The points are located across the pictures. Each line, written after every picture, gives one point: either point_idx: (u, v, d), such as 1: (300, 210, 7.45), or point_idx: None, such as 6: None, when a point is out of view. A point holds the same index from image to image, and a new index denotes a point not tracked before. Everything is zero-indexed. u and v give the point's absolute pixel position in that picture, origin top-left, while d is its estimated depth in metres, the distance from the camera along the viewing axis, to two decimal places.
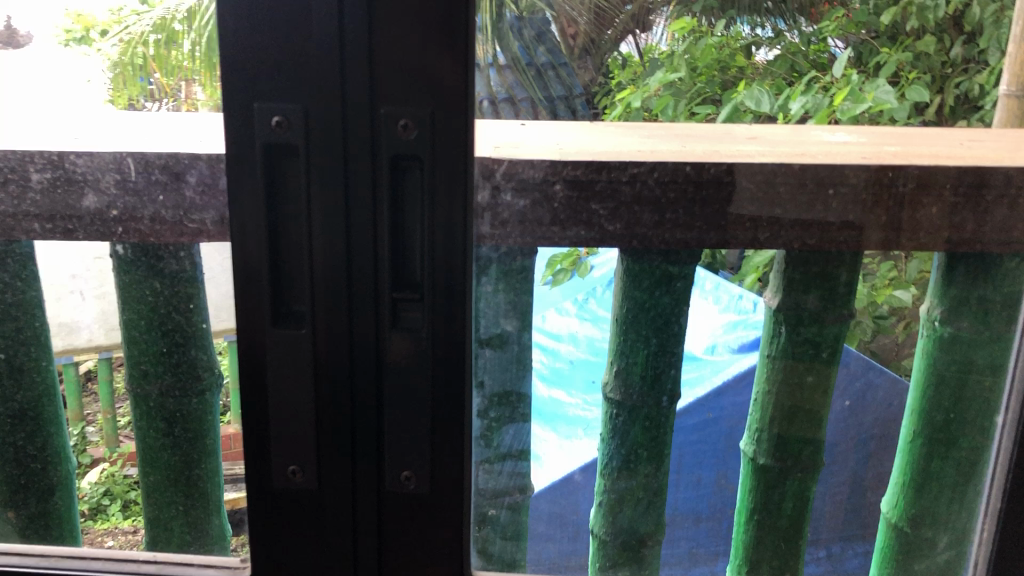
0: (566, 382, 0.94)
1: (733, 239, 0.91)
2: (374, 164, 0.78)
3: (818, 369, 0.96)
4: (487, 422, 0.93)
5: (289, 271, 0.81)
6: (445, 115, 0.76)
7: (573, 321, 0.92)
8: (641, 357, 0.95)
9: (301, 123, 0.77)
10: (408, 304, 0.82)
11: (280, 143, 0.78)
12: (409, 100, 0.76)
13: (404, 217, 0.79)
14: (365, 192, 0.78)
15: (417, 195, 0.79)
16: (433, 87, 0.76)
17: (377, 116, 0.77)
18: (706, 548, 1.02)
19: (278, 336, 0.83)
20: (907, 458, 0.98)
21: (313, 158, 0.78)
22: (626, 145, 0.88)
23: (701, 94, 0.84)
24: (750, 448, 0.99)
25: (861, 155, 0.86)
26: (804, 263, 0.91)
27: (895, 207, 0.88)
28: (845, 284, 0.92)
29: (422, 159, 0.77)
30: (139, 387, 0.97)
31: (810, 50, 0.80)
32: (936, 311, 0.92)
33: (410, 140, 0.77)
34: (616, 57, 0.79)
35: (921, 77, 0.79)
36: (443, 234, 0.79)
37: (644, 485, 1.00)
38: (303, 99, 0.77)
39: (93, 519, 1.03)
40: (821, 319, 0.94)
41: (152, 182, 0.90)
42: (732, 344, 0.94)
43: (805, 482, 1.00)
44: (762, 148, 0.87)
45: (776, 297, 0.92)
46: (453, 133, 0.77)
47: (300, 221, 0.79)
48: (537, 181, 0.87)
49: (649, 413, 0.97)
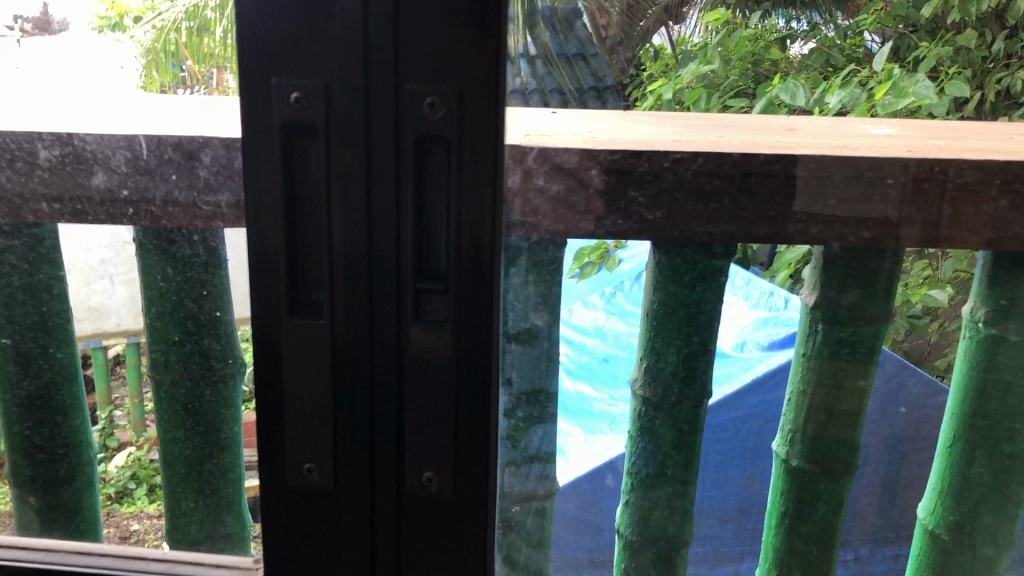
0: (591, 376, 0.95)
1: (776, 231, 0.85)
2: (398, 149, 0.76)
3: (858, 371, 0.91)
4: (514, 422, 0.94)
5: (308, 258, 0.80)
6: (473, 97, 0.74)
7: (599, 315, 0.94)
8: (671, 357, 0.91)
9: (321, 99, 0.75)
10: (433, 296, 0.80)
11: (299, 121, 0.76)
12: (434, 78, 0.74)
13: (428, 205, 0.77)
14: (388, 177, 0.76)
15: (443, 182, 0.76)
16: (460, 66, 0.73)
17: (402, 97, 0.75)
18: (731, 548, 1.01)
19: (297, 326, 0.82)
20: (945, 465, 0.95)
21: (333, 142, 0.76)
22: (660, 135, 0.87)
23: (735, 86, 0.87)
24: (783, 448, 0.96)
25: (906, 147, 0.84)
26: (845, 259, 0.87)
27: (945, 201, 0.83)
28: (886, 279, 0.87)
29: (449, 142, 0.75)
30: (157, 376, 0.95)
31: (846, 44, 0.79)
32: (978, 312, 0.89)
33: (435, 123, 0.75)
34: (649, 49, 0.79)
35: (962, 72, 0.79)
36: (470, 221, 0.77)
37: (673, 487, 0.97)
38: (323, 76, 0.75)
39: (118, 502, 1.07)
40: (861, 317, 0.89)
41: (165, 161, 0.88)
42: (761, 341, 0.96)
43: (841, 487, 0.97)
44: (799, 139, 0.87)
45: (812, 296, 0.90)
46: (482, 115, 0.74)
47: (319, 207, 0.78)
48: (572, 166, 0.84)
49: (682, 414, 0.93)
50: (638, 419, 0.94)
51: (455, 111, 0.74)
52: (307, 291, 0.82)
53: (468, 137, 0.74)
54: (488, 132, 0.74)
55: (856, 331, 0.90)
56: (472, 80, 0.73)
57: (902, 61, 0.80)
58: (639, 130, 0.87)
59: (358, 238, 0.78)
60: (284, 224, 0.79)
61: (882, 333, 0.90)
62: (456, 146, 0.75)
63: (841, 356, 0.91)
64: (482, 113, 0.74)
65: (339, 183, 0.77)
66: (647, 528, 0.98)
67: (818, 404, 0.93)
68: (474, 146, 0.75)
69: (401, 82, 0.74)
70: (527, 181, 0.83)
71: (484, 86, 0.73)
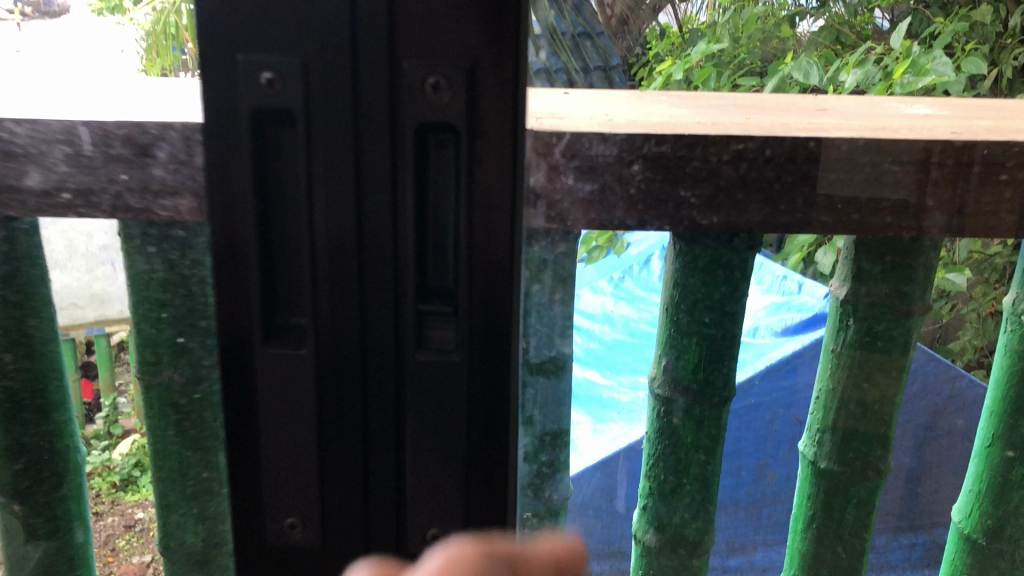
0: (601, 363, 0.89)
1: (811, 220, 0.81)
2: (393, 143, 0.64)
3: (893, 361, 0.89)
4: (538, 467, 0.85)
5: (286, 274, 0.68)
6: (482, 82, 0.63)
7: (606, 300, 0.87)
8: (695, 356, 0.86)
9: (299, 81, 0.63)
10: (439, 318, 0.70)
11: (270, 108, 0.63)
12: (433, 54, 0.62)
13: (433, 208, 0.67)
14: (382, 179, 0.65)
15: (449, 181, 0.66)
16: (465, 44, 0.62)
17: (398, 81, 0.63)
18: (744, 538, 0.97)
19: (277, 353, 0.70)
20: (982, 466, 0.94)
21: (315, 133, 0.64)
22: (683, 120, 0.80)
23: (742, 65, 0.83)
24: (810, 449, 0.94)
25: (950, 130, 0.80)
26: (876, 250, 0.83)
27: (987, 188, 0.81)
28: (921, 274, 0.84)
29: (457, 135, 0.64)
30: (151, 373, 0.82)
31: (856, 20, 0.78)
32: (993, 285, 0.87)
33: (439, 111, 0.63)
34: (655, 27, 0.75)
35: (979, 48, 0.82)
36: (483, 230, 0.67)
37: (698, 489, 0.92)
38: (299, 50, 0.62)
39: (123, 490, 0.89)
40: (893, 311, 0.86)
41: (112, 157, 0.76)
42: (774, 327, 0.90)
43: (870, 484, 0.95)
44: (836, 122, 0.81)
45: (843, 287, 0.86)
46: (495, 102, 0.63)
47: (297, 215, 0.66)
48: (610, 161, 0.77)
49: (705, 414, 0.89)
50: (658, 420, 0.89)
51: (459, 97, 0.63)
52: (287, 312, 0.70)
53: (477, 129, 0.64)
54: (502, 119, 0.64)
55: (891, 326, 0.87)
56: (480, 61, 0.62)
57: (917, 37, 0.81)
58: (657, 114, 0.82)
59: (346, 252, 0.67)
60: (258, 230, 0.67)
61: (914, 325, 0.87)
62: (465, 142, 0.64)
63: (873, 349, 0.88)
64: (495, 100, 0.63)
65: (321, 188, 0.65)
66: (668, 530, 0.93)
67: (848, 404, 0.91)
68: (486, 139, 0.64)
69: (396, 65, 0.63)
70: (553, 178, 0.77)
71: (497, 70, 0.63)
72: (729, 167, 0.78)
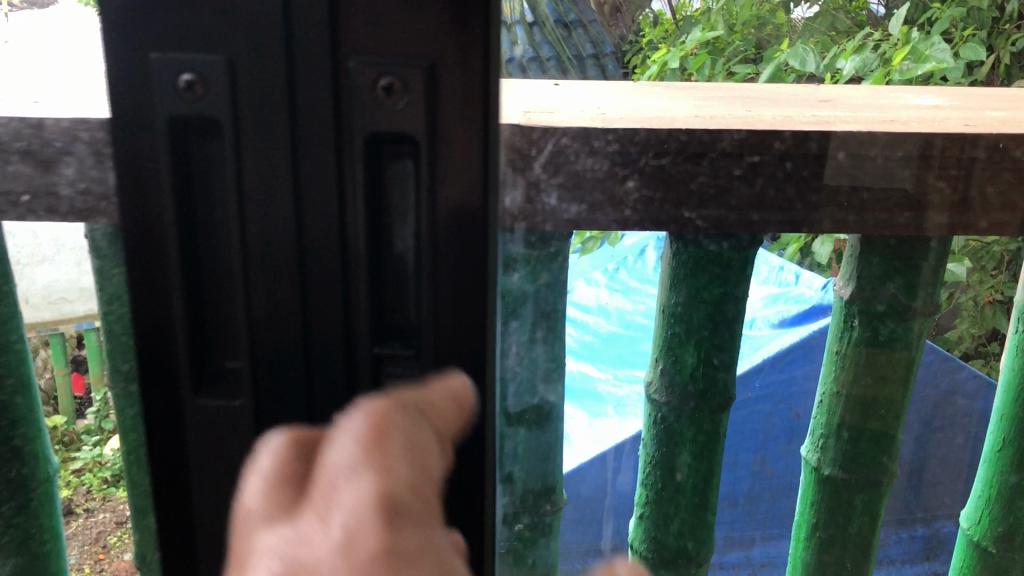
0: (596, 356, 0.83)
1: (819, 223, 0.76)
2: (339, 161, 0.52)
3: (898, 364, 0.86)
4: (520, 529, 0.82)
5: (219, 318, 0.57)
6: (447, 89, 0.50)
7: (602, 292, 0.83)
8: (692, 360, 0.83)
9: (225, 81, 0.50)
10: (399, 366, 0.58)
11: (193, 118, 0.51)
12: (387, 52, 0.50)
13: (393, 235, 0.55)
14: (328, 204, 0.53)
15: (410, 206, 0.55)
16: (426, 32, 0.49)
17: (343, 87, 0.51)
18: (740, 531, 0.97)
19: (208, 411, 0.58)
20: (992, 472, 0.95)
21: (247, 142, 0.52)
22: (679, 112, 0.76)
23: (739, 55, 0.81)
24: (813, 455, 0.92)
25: (961, 122, 0.77)
26: (884, 250, 0.80)
27: (1004, 187, 0.77)
28: (928, 274, 0.81)
29: (418, 151, 0.52)
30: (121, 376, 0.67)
31: (851, 7, 0.79)
32: (989, 273, 0.85)
33: (393, 123, 0.51)
34: (648, 14, 0.71)
35: (977, 34, 0.80)
36: (451, 259, 0.55)
37: (698, 503, 0.90)
38: (227, 45, 0.49)
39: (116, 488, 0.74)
40: (903, 314, 0.83)
41: (10, 174, 0.65)
42: (771, 318, 0.88)
43: (875, 493, 0.93)
44: (839, 113, 0.78)
45: (847, 287, 0.84)
46: (462, 115, 0.51)
47: (227, 247, 0.55)
48: (600, 177, 0.71)
49: (702, 420, 0.86)
50: (653, 426, 0.86)
51: (419, 105, 0.50)
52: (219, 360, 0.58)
53: (442, 144, 0.52)
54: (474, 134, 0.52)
55: (898, 326, 0.84)
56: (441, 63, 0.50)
57: (914, 23, 0.80)
58: (650, 106, 0.78)
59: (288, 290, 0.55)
60: (182, 268, 0.55)
61: (923, 326, 0.85)
62: (427, 161, 0.52)
63: (879, 354, 0.86)
64: (463, 109, 0.51)
65: (256, 215, 0.54)
66: (664, 542, 0.91)
67: (854, 412, 0.88)
68: (453, 156, 0.53)
69: (338, 66, 0.50)
70: (534, 195, 0.70)
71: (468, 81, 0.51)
72: (742, 184, 0.73)
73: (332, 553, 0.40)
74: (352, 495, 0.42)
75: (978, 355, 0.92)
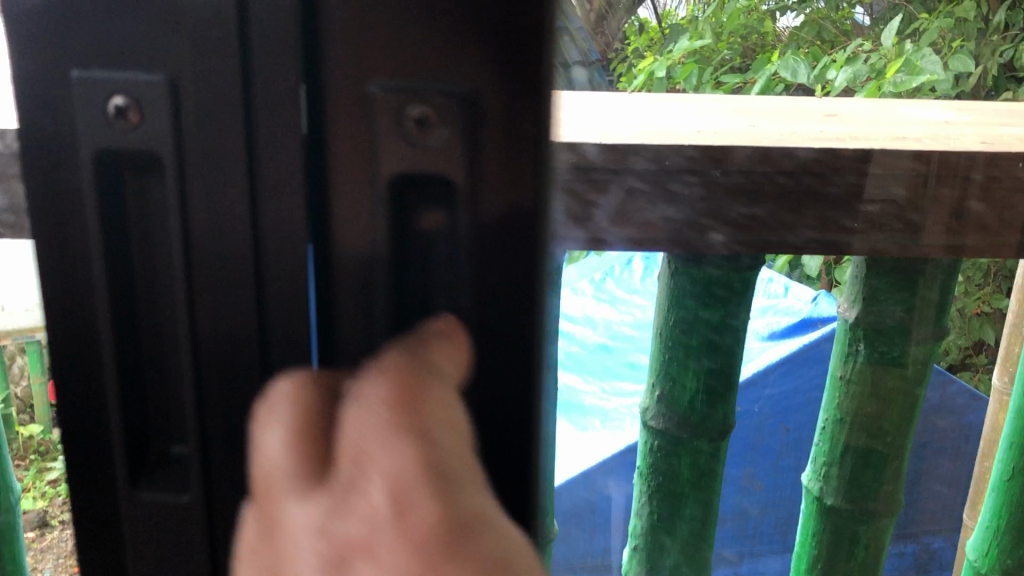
0: (582, 369, 0.76)
1: (820, 242, 0.74)
2: (352, 199, 0.46)
3: (907, 385, 0.80)
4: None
5: (167, 391, 0.51)
6: (485, 115, 0.44)
7: (589, 302, 0.75)
8: (691, 385, 0.79)
9: (165, 106, 0.44)
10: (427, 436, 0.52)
11: (127, 149, 0.45)
12: (412, 72, 0.43)
13: (427, 298, 0.49)
14: (300, 254, 0.47)
15: (444, 250, 0.48)
16: (454, 55, 0.43)
17: (357, 110, 0.44)
18: (731, 549, 0.94)
19: (152, 511, 0.51)
20: (999, 500, 0.90)
21: (192, 185, 0.46)
22: (681, 129, 0.73)
23: (723, 64, 0.76)
24: (815, 485, 0.87)
25: (975, 142, 0.75)
26: (888, 271, 0.77)
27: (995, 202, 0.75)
28: (932, 290, 0.77)
29: (451, 190, 0.46)
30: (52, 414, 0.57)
31: (838, 16, 0.79)
32: (975, 284, 0.82)
33: (423, 156, 0.44)
34: (634, 22, 0.61)
35: (964, 45, 0.84)
36: (494, 322, 0.49)
37: (700, 534, 0.87)
38: (167, 62, 0.43)
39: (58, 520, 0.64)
40: (907, 331, 0.79)
41: None
42: (763, 330, 0.86)
43: (879, 528, 0.88)
44: (841, 130, 0.75)
45: (853, 308, 0.79)
46: (504, 155, 0.45)
47: (173, 301, 0.49)
48: (677, 224, 0.71)
49: (699, 447, 0.82)
50: (649, 454, 0.83)
51: (455, 141, 0.44)
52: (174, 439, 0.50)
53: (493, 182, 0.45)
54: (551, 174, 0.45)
55: (899, 349, 0.79)
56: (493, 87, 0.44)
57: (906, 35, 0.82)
58: (661, 121, 0.75)
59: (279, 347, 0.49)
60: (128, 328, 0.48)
61: (930, 351, 0.80)
62: (465, 203, 0.46)
63: (885, 379, 0.80)
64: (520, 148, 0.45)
65: (210, 267, 0.47)
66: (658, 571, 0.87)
67: (858, 435, 0.82)
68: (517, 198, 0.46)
69: (357, 91, 0.44)
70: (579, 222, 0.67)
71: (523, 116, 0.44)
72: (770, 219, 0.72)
73: (385, 532, 0.35)
74: (389, 468, 0.36)
75: (967, 367, 0.89)
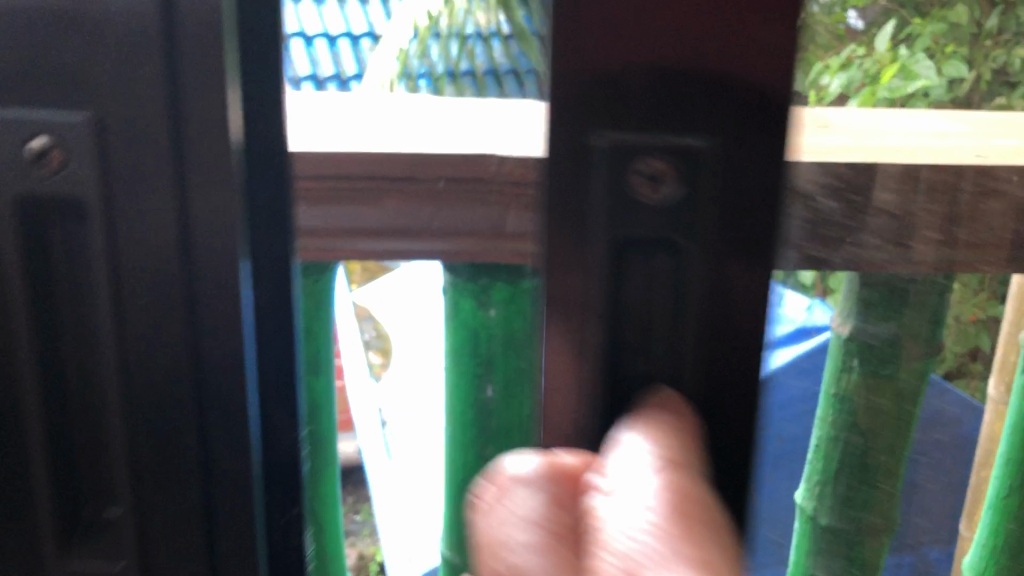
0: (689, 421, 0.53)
1: (811, 245, 0.70)
2: (585, 248, 0.58)
3: (902, 398, 0.86)
4: None
5: (88, 443, 0.64)
6: (700, 173, 0.55)
7: None
8: None
9: (75, 148, 0.57)
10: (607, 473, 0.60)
11: (41, 189, 0.59)
12: (632, 128, 0.55)
13: (628, 345, 0.60)
14: (206, 270, 0.61)
15: (648, 290, 0.59)
16: (682, 118, 0.54)
17: (582, 164, 0.56)
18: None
19: (83, 565, 0.66)
20: (991, 519, 0.93)
21: (104, 224, 0.59)
22: (867, 142, 0.73)
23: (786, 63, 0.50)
24: (810, 504, 0.83)
25: (973, 150, 0.75)
26: (880, 285, 0.78)
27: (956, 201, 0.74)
28: (930, 295, 0.80)
29: (680, 252, 0.57)
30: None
31: (832, 19, 0.63)
32: (972, 291, 0.81)
33: (644, 223, 0.56)
34: None
35: (958, 51, 0.73)
36: (714, 362, 0.60)
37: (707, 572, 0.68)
38: (93, 103, 0.56)
39: None
40: (899, 346, 0.83)
41: None
42: (783, 342, 0.69)
43: (881, 534, 0.88)
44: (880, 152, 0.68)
45: (845, 323, 0.82)
46: (715, 222, 0.56)
47: (98, 307, 0.61)
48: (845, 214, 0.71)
49: None
50: None
51: (681, 197, 0.56)
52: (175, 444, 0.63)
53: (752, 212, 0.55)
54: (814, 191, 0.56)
55: (892, 366, 0.84)
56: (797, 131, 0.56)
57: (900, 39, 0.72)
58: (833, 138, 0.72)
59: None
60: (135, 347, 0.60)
61: (923, 366, 0.85)
62: (687, 246, 0.57)
63: (878, 393, 0.84)
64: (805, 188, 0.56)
65: (136, 276, 0.60)
66: None
67: (849, 446, 0.84)
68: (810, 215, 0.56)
69: (588, 145, 0.56)
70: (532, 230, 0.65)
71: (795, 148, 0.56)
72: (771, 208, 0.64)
73: None
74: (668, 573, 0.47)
75: (960, 374, 0.88)
